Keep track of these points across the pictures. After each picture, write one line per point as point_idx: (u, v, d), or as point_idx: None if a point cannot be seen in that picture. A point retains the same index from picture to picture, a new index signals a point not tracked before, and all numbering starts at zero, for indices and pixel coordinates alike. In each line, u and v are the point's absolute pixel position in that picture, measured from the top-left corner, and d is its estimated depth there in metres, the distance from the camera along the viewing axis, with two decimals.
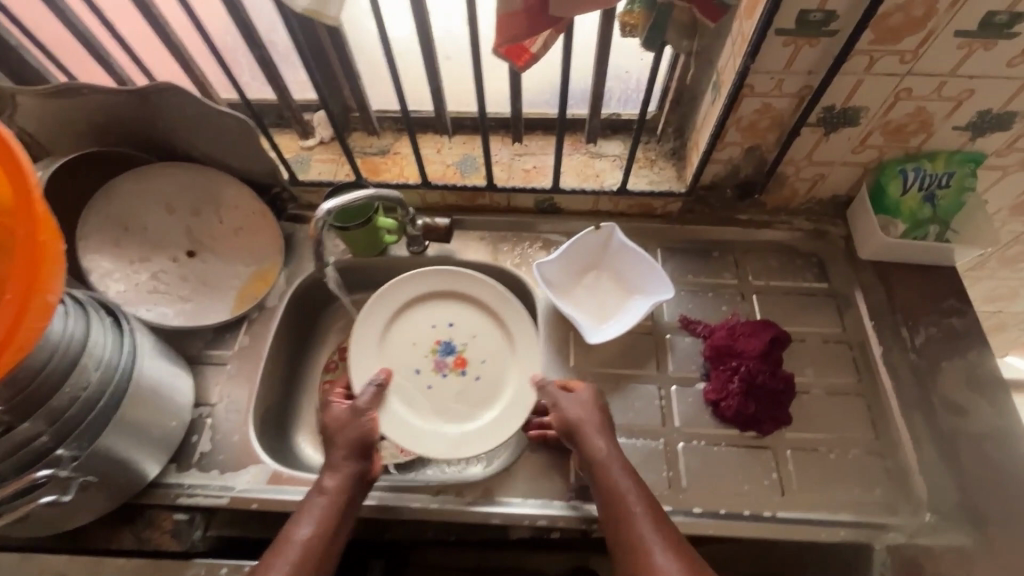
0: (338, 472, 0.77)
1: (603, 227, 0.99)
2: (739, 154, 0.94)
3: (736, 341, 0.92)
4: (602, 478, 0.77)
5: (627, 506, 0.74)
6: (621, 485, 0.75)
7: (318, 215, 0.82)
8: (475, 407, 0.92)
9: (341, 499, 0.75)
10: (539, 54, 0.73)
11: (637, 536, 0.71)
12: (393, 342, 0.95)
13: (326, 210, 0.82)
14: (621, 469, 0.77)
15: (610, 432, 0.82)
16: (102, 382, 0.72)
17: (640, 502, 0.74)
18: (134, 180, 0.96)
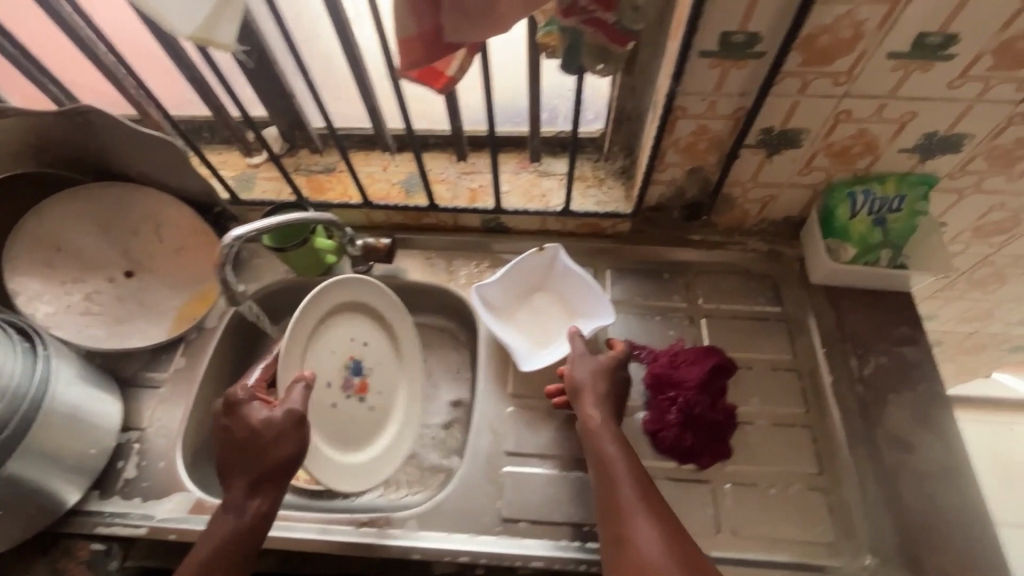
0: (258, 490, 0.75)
1: (548, 249, 0.97)
2: (681, 175, 0.91)
3: (676, 370, 0.88)
4: (592, 442, 0.79)
5: (612, 471, 0.75)
6: (609, 450, 0.77)
7: (226, 242, 0.71)
8: (362, 436, 0.92)
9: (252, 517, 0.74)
10: (457, 77, 0.70)
11: (619, 500, 0.72)
12: (314, 347, 0.88)
13: (238, 235, 0.72)
14: (612, 437, 0.78)
15: (610, 402, 0.83)
16: (6, 414, 0.71)
17: (627, 468, 0.74)
18: (69, 200, 0.95)
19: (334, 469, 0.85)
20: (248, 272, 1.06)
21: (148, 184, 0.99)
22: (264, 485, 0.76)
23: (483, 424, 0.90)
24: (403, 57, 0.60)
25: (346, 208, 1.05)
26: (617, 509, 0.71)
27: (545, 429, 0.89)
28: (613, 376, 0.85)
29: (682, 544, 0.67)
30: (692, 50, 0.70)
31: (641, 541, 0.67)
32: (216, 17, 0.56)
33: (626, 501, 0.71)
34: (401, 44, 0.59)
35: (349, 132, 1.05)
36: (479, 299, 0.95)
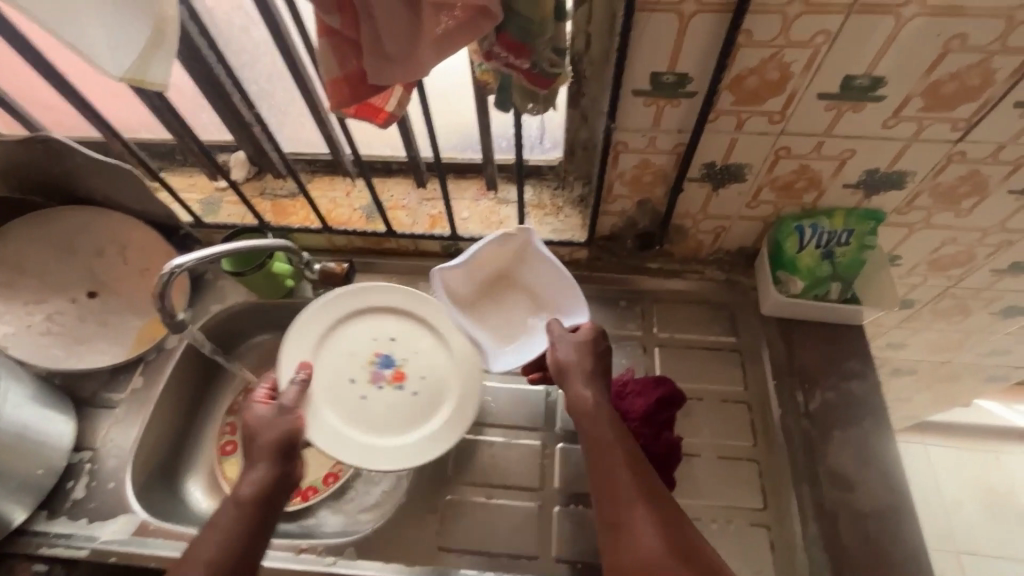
0: (258, 475, 0.72)
1: (517, 232, 0.89)
2: (631, 207, 0.91)
3: (623, 400, 0.88)
4: (585, 423, 0.74)
5: (608, 449, 0.71)
6: (603, 427, 0.73)
7: (166, 270, 0.73)
8: (410, 420, 0.91)
9: (256, 503, 0.70)
10: (397, 112, 0.70)
11: (618, 479, 0.68)
12: (336, 350, 0.95)
13: (179, 265, 0.73)
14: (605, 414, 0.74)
15: (602, 380, 0.78)
16: None
17: (622, 444, 0.71)
18: (37, 224, 0.99)
19: (356, 452, 0.87)
20: (211, 293, 1.07)
21: (113, 208, 1.01)
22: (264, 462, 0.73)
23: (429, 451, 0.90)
24: (331, 99, 0.61)
25: (308, 233, 1.07)
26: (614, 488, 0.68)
27: (492, 457, 0.89)
28: (604, 353, 0.81)
29: (679, 530, 0.64)
30: (625, 89, 0.71)
31: (642, 525, 0.64)
32: (145, 60, 0.57)
33: (623, 482, 0.67)
34: (329, 86, 0.60)
35: (313, 157, 1.07)
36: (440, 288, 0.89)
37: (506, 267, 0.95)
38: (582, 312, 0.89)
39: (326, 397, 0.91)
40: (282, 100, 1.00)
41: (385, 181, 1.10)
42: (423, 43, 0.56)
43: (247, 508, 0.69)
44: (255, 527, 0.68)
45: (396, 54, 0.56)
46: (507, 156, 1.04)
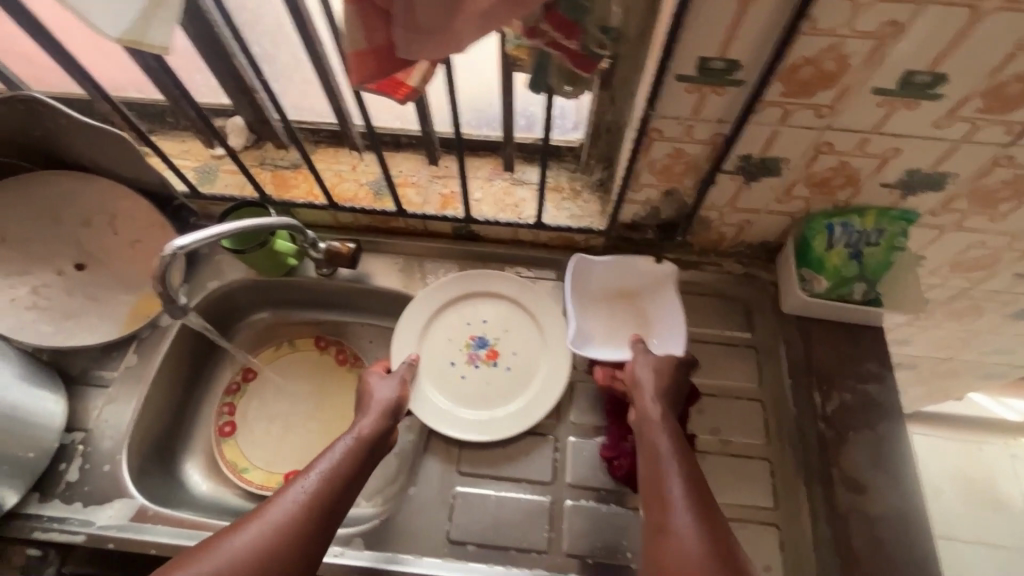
0: (372, 418, 0.80)
1: (664, 263, 0.95)
2: (657, 196, 0.87)
3: None
4: (648, 434, 0.76)
5: (667, 459, 0.72)
6: (666, 439, 0.75)
7: (165, 253, 0.67)
8: (507, 393, 0.91)
9: (370, 437, 0.77)
10: (420, 87, 0.64)
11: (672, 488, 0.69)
12: (432, 336, 0.95)
13: (178, 247, 0.68)
14: (667, 429, 0.76)
15: (672, 399, 0.80)
16: None
17: (681, 457, 0.73)
18: (21, 188, 0.92)
19: (463, 427, 0.88)
20: (208, 268, 1.02)
21: (101, 173, 0.94)
22: (373, 413, 0.81)
23: (438, 442, 0.88)
24: (355, 74, 0.56)
25: (311, 209, 1.01)
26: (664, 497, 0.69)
27: (503, 451, 0.87)
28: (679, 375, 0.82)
29: (722, 547, 0.63)
30: (669, 73, 0.66)
31: (684, 536, 0.64)
32: (144, 19, 0.51)
33: (674, 489, 0.69)
34: (353, 60, 0.55)
35: (316, 127, 1.00)
36: (575, 270, 0.96)
37: (632, 294, 0.99)
38: (679, 346, 0.91)
39: (427, 379, 0.91)
40: (285, 64, 0.93)
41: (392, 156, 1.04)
42: (462, 16, 0.50)
43: (363, 439, 0.77)
44: (366, 457, 0.76)
45: (431, 27, 0.51)
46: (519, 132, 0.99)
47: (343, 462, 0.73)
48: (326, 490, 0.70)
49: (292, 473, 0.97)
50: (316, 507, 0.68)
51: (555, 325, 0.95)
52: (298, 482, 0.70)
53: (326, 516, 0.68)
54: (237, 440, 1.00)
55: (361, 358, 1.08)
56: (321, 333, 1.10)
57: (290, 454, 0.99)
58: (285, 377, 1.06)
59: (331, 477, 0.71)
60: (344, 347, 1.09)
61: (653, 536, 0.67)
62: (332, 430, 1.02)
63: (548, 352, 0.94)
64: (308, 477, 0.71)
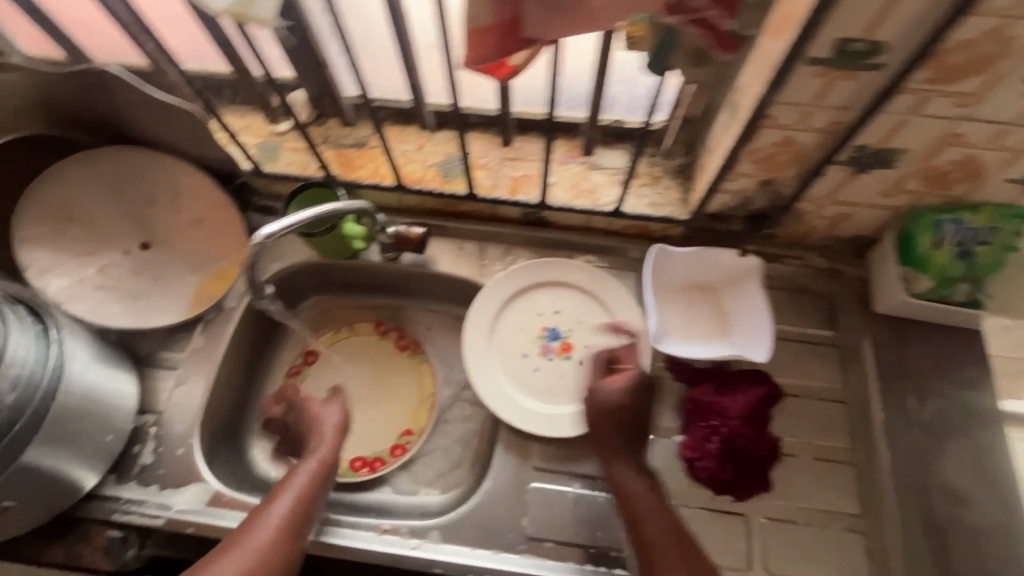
0: (328, 439, 0.83)
1: (750, 257, 0.90)
2: (752, 186, 0.82)
3: (721, 398, 0.83)
4: (628, 495, 0.74)
5: (644, 505, 0.73)
6: (637, 481, 0.75)
7: (255, 241, 0.66)
8: (582, 388, 0.88)
9: (329, 458, 0.81)
10: (522, 67, 0.58)
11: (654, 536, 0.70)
12: (504, 326, 0.92)
13: (266, 234, 0.66)
14: (635, 469, 0.76)
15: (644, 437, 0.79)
16: (17, 407, 0.66)
17: (655, 497, 0.74)
18: (84, 164, 0.89)
19: (538, 421, 0.85)
20: (272, 249, 0.99)
21: (166, 150, 0.92)
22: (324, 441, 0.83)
23: (512, 435, 0.86)
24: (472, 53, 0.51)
25: (377, 190, 0.97)
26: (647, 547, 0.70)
27: (579, 447, 0.85)
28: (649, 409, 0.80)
29: None
30: (800, 54, 0.60)
31: None
32: None
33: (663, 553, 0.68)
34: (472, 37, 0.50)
35: (383, 104, 0.96)
36: (654, 260, 0.91)
37: (711, 290, 0.95)
38: (762, 351, 0.85)
39: (500, 370, 0.89)
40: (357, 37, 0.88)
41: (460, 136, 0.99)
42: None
43: (325, 459, 0.80)
44: (327, 475, 0.80)
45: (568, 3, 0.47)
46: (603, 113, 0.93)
47: (307, 485, 0.77)
48: (296, 513, 0.73)
49: (357, 459, 0.96)
50: (291, 531, 0.72)
51: (631, 318, 0.91)
52: (269, 510, 0.72)
53: (293, 547, 0.71)
54: None
55: (422, 344, 1.05)
56: (381, 318, 1.06)
57: (353, 439, 0.98)
58: (345, 363, 1.03)
59: (299, 501, 0.75)
60: (405, 332, 1.05)
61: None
62: (394, 417, 0.99)
63: (624, 346, 0.90)
64: (277, 504, 0.73)
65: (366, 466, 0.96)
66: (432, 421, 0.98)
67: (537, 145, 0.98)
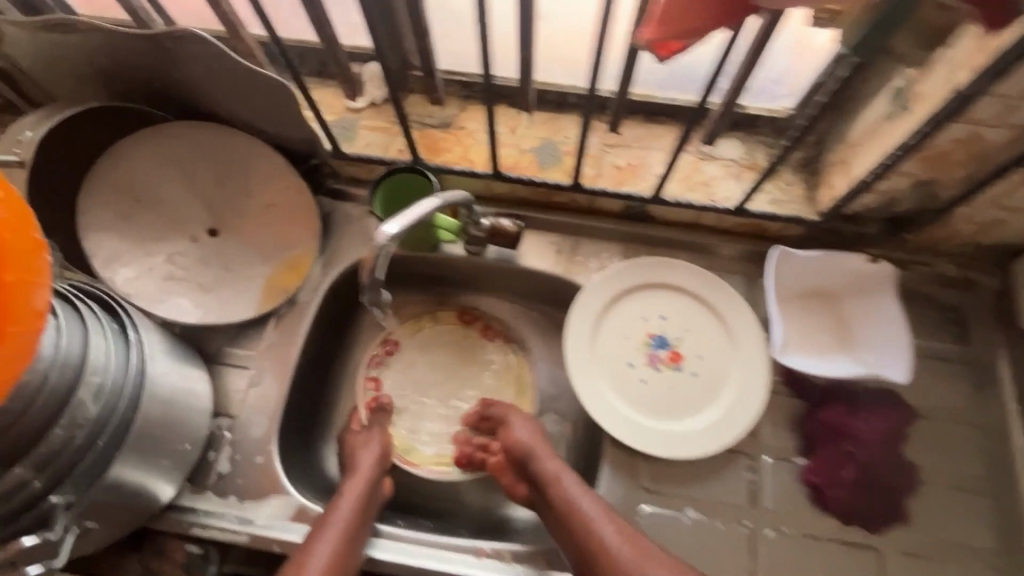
0: (362, 479, 0.76)
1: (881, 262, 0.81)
2: (904, 186, 0.73)
3: (853, 421, 0.77)
4: (575, 529, 0.67)
5: (591, 530, 0.66)
6: (578, 504, 0.68)
7: (377, 243, 0.58)
8: (695, 403, 0.80)
9: (367, 497, 0.74)
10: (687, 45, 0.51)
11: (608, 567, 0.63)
12: (606, 332, 0.84)
13: (390, 235, 0.58)
14: (575, 485, 0.70)
15: (545, 454, 0.75)
16: (102, 419, 0.58)
17: (601, 514, 0.67)
18: (150, 141, 0.80)
19: (650, 439, 0.78)
20: (346, 237, 0.90)
21: (237, 127, 0.83)
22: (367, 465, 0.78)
23: (618, 451, 0.79)
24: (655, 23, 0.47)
25: (465, 176, 0.88)
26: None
27: (693, 468, 0.77)
28: (532, 430, 0.79)
29: None
30: None
31: None
32: None
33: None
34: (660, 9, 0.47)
35: (472, 80, 0.88)
36: (776, 262, 0.83)
37: (836, 299, 0.85)
38: (903, 372, 0.76)
39: (605, 380, 0.81)
40: None
41: (558, 118, 0.90)
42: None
43: (363, 496, 0.74)
44: (364, 515, 0.73)
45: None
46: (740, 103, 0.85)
47: (357, 501, 0.73)
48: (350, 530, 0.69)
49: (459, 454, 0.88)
50: (346, 545, 0.68)
51: (746, 329, 0.83)
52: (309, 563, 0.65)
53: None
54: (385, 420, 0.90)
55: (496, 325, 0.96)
56: (466, 306, 0.97)
57: (447, 434, 0.90)
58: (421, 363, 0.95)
59: (344, 535, 0.69)
60: (477, 312, 0.96)
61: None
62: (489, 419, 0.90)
63: (741, 358, 0.82)
64: (319, 548, 0.66)
65: (468, 464, 0.87)
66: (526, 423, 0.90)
67: (643, 131, 0.89)
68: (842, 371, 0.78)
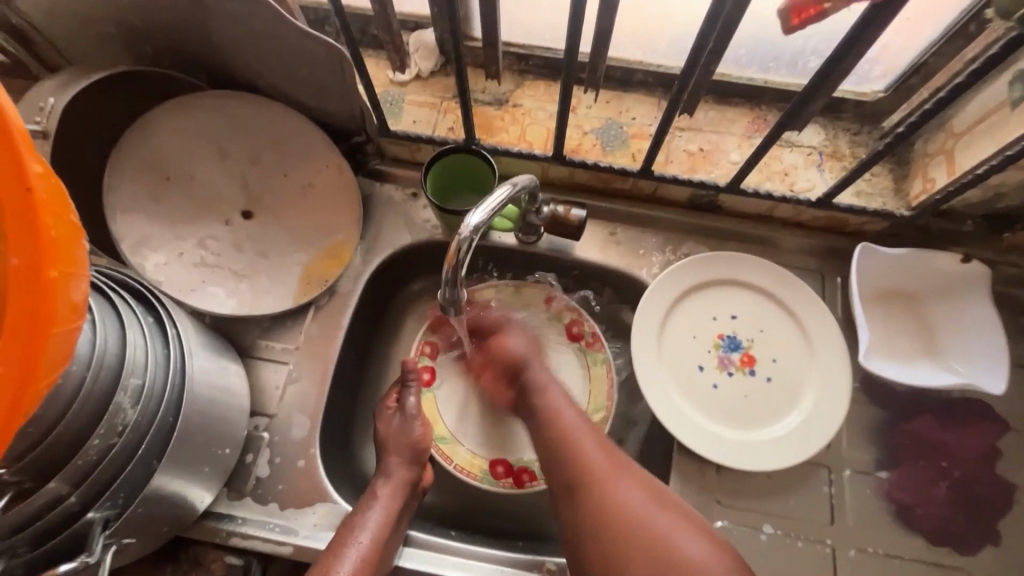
0: (392, 492, 0.68)
1: (977, 264, 0.74)
2: (1017, 180, 0.67)
3: (945, 435, 0.72)
4: (556, 441, 0.63)
5: (570, 444, 0.63)
6: (566, 415, 0.65)
7: (462, 233, 0.55)
8: (771, 411, 0.75)
9: (398, 506, 0.67)
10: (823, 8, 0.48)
11: (584, 477, 0.60)
12: (674, 332, 0.78)
13: (474, 225, 0.55)
14: (565, 400, 0.67)
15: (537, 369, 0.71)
16: (142, 422, 0.52)
17: (586, 428, 0.64)
18: (180, 111, 0.72)
19: (724, 448, 0.72)
20: (389, 221, 0.82)
21: (276, 98, 0.75)
22: (401, 462, 0.71)
23: (688, 461, 0.73)
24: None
25: (523, 159, 0.80)
26: (582, 488, 0.60)
27: (769, 480, 0.72)
28: (529, 342, 0.73)
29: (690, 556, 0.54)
30: None
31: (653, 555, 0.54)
32: None
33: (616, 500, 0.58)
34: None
35: (531, 51, 0.81)
36: (860, 260, 0.76)
37: (923, 303, 0.79)
38: (999, 382, 0.70)
39: (674, 384, 0.76)
40: None
41: (622, 97, 0.83)
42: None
43: (392, 509, 0.66)
44: (398, 521, 0.67)
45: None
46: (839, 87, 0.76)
47: (391, 506, 0.66)
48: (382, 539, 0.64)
49: (500, 464, 0.80)
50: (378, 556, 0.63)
51: (826, 333, 0.76)
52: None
53: None
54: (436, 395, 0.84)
55: (601, 338, 0.85)
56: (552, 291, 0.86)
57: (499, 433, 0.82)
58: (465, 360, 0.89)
59: (376, 545, 0.63)
60: (582, 321, 0.85)
61: (578, 536, 0.58)
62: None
63: (820, 363, 0.76)
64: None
65: (510, 477, 0.79)
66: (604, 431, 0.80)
67: (715, 113, 0.82)
68: (936, 382, 0.72)
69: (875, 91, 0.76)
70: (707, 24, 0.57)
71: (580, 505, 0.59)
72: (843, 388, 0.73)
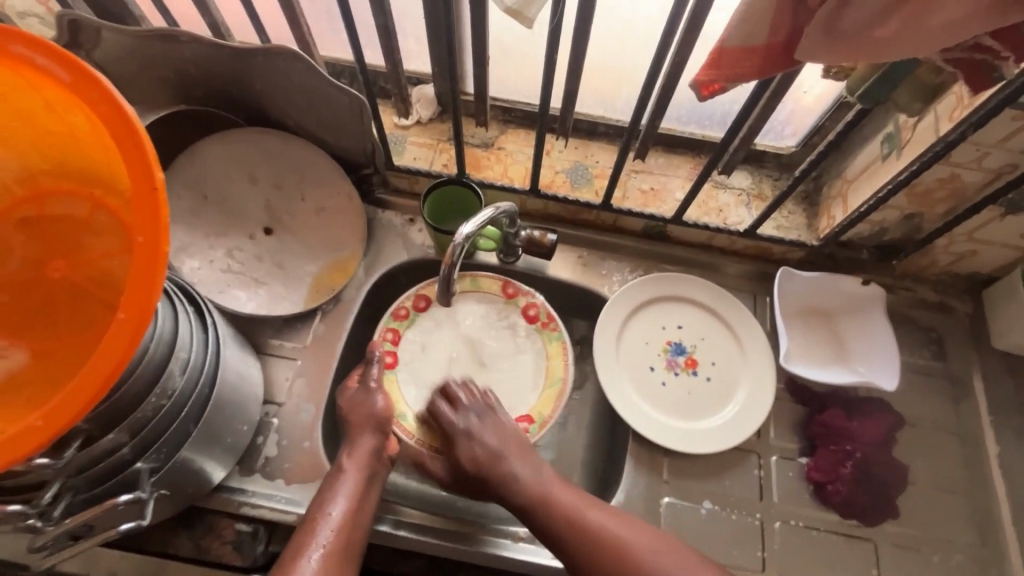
0: (359, 462, 0.73)
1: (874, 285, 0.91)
2: (894, 218, 0.85)
3: (851, 424, 0.86)
4: (536, 500, 0.71)
5: (550, 500, 0.71)
6: (564, 499, 0.71)
7: (455, 241, 0.69)
8: (711, 405, 0.88)
9: (366, 475, 0.73)
10: (728, 88, 0.57)
11: (601, 551, 0.67)
12: (630, 337, 0.93)
13: (466, 234, 0.70)
14: (556, 482, 0.73)
15: (507, 458, 0.75)
16: (186, 389, 0.64)
17: (586, 505, 0.71)
18: (221, 143, 0.87)
19: (672, 435, 0.85)
20: (389, 241, 0.96)
21: (299, 135, 0.90)
22: (364, 431, 0.76)
23: (641, 447, 0.85)
24: (708, 66, 0.55)
25: (507, 192, 0.96)
26: (599, 560, 0.67)
27: (709, 465, 0.85)
28: (496, 436, 0.77)
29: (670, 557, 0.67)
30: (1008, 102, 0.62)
31: (645, 560, 0.67)
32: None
33: (605, 526, 0.69)
34: (707, 53, 0.54)
35: (513, 105, 0.98)
36: (781, 281, 0.92)
37: (832, 317, 0.95)
38: (891, 378, 0.86)
39: (630, 381, 0.89)
40: (511, 46, 0.88)
41: (589, 144, 1.01)
42: (889, 24, 0.48)
43: (361, 478, 0.72)
44: (367, 489, 0.72)
45: (850, 33, 0.49)
46: (756, 140, 0.95)
47: (357, 475, 0.72)
48: (353, 507, 0.70)
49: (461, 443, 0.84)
50: (352, 524, 0.69)
51: (755, 341, 0.92)
52: (300, 569, 0.63)
53: (350, 544, 0.67)
54: (398, 376, 0.89)
55: (555, 318, 0.92)
56: (509, 279, 0.93)
57: None
58: None
59: (349, 512, 0.69)
60: (537, 304, 0.92)
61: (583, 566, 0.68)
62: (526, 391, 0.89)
63: (750, 366, 0.90)
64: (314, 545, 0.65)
65: None
66: (558, 405, 0.86)
67: (664, 160, 1.00)
68: (846, 380, 0.86)
69: (789, 147, 0.96)
70: (648, 89, 0.75)
71: (573, 539, 0.68)
72: (772, 386, 0.87)
